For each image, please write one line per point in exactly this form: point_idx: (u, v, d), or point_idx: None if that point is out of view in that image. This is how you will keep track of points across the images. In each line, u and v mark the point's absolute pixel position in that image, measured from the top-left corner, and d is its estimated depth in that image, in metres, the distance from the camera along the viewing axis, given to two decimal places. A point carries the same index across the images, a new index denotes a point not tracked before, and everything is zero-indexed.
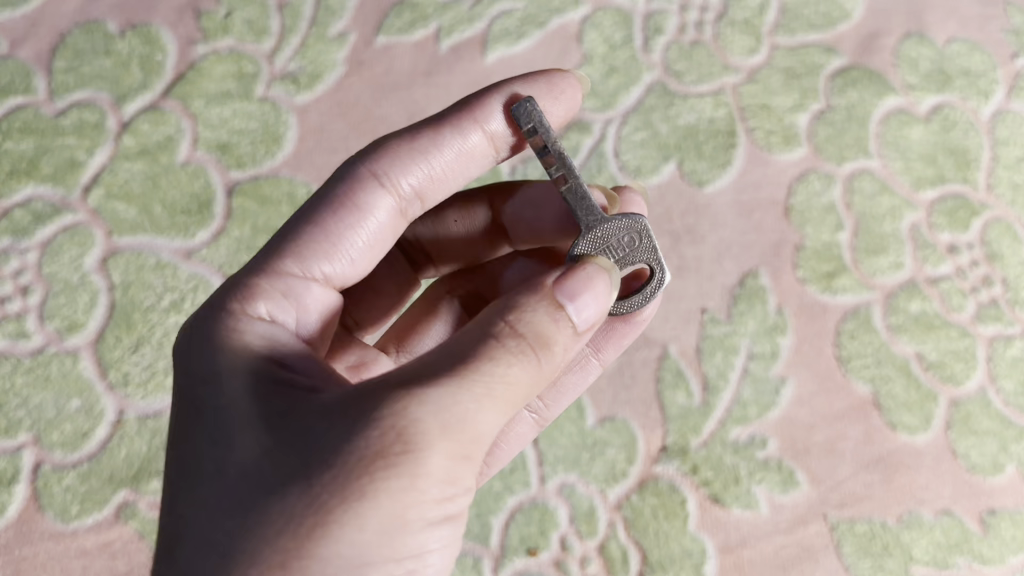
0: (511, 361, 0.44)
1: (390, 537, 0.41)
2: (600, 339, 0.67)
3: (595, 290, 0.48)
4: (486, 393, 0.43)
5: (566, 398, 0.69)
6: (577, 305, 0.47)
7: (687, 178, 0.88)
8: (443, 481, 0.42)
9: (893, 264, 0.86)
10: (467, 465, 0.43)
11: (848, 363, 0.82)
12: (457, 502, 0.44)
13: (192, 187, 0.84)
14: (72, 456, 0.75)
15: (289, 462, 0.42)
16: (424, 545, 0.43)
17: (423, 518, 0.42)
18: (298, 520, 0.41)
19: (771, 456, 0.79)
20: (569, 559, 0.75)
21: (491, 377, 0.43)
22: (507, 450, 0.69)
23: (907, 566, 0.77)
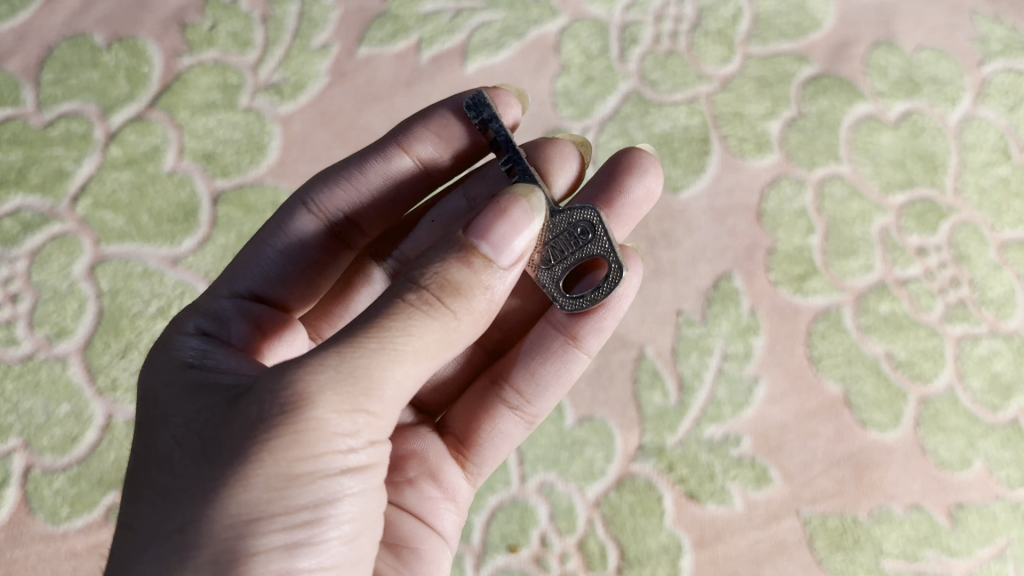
0: (408, 319, 0.46)
1: (285, 493, 0.44)
2: (576, 326, 0.65)
3: (513, 227, 0.49)
4: (379, 351, 0.45)
5: (551, 393, 0.66)
6: (495, 252, 0.49)
7: (662, 185, 0.90)
8: (334, 436, 0.45)
9: (863, 267, 0.89)
10: (365, 417, 0.46)
11: (820, 363, 0.84)
12: (359, 454, 0.47)
13: (178, 196, 0.86)
14: (62, 460, 0.76)
15: (201, 437, 0.47)
16: (328, 498, 0.46)
17: (319, 472, 0.45)
18: (200, 492, 0.45)
19: (744, 453, 0.81)
20: (549, 555, 0.77)
21: (383, 336, 0.46)
22: (497, 448, 0.66)
23: (878, 559, 0.79)
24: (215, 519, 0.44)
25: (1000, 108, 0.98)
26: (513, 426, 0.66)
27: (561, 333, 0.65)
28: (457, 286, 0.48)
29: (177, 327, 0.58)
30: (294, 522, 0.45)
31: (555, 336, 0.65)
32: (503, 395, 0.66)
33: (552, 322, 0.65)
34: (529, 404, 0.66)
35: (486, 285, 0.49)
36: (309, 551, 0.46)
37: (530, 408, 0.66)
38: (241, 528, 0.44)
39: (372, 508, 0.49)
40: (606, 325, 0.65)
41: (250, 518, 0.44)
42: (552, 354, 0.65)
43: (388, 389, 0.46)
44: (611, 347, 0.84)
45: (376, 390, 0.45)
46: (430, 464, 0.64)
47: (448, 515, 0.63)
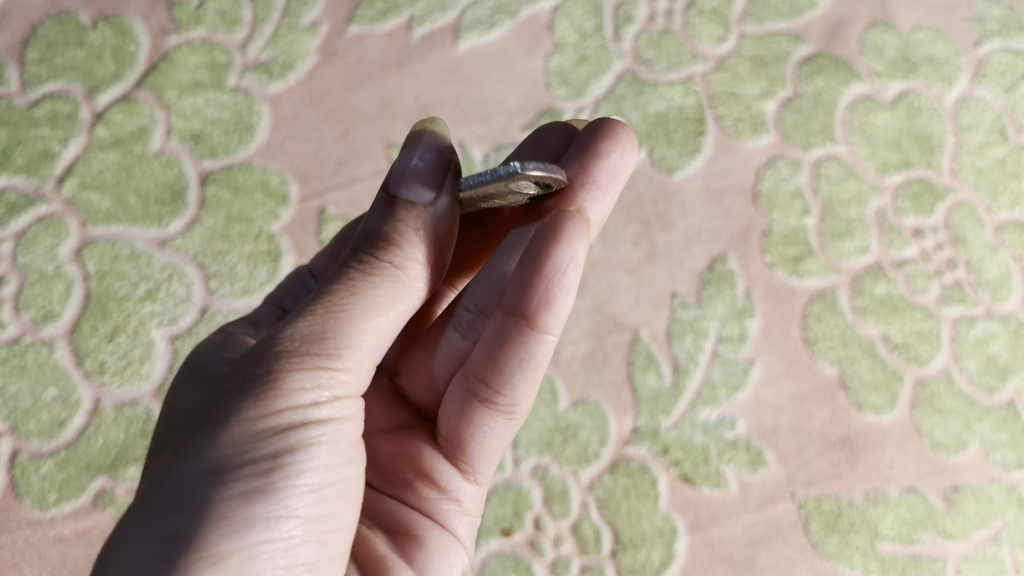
0: (356, 280, 0.48)
1: (249, 442, 0.44)
2: (525, 304, 0.52)
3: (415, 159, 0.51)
4: (329, 313, 0.47)
5: (524, 382, 0.56)
6: (417, 198, 0.50)
7: (657, 165, 0.89)
8: (298, 386, 0.45)
9: (859, 248, 0.88)
10: (326, 371, 0.46)
11: (815, 345, 0.84)
12: (324, 410, 0.46)
13: (166, 177, 0.85)
14: (49, 445, 0.75)
15: (187, 418, 0.48)
16: (295, 452, 0.45)
17: (283, 423, 0.44)
18: (177, 458, 0.45)
19: (740, 436, 0.80)
20: (543, 539, 0.75)
21: (333, 300, 0.47)
22: (487, 447, 0.59)
23: (873, 542, 0.79)
24: (183, 476, 0.43)
25: (997, 88, 0.97)
26: (492, 421, 0.58)
27: (510, 314, 0.54)
28: (390, 241, 0.49)
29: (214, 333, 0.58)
30: (260, 472, 0.44)
31: (507, 321, 0.54)
32: (469, 389, 0.57)
33: (504, 304, 0.54)
34: (500, 396, 0.57)
35: (418, 229, 0.50)
36: (273, 506, 0.44)
37: (502, 399, 0.57)
38: (206, 480, 0.43)
39: (342, 471, 0.47)
40: (562, 287, 0.51)
41: (216, 469, 0.43)
42: (510, 341, 0.54)
43: (349, 346, 0.47)
44: (605, 330, 0.82)
45: (337, 344, 0.46)
46: (424, 467, 0.60)
47: (456, 517, 0.60)
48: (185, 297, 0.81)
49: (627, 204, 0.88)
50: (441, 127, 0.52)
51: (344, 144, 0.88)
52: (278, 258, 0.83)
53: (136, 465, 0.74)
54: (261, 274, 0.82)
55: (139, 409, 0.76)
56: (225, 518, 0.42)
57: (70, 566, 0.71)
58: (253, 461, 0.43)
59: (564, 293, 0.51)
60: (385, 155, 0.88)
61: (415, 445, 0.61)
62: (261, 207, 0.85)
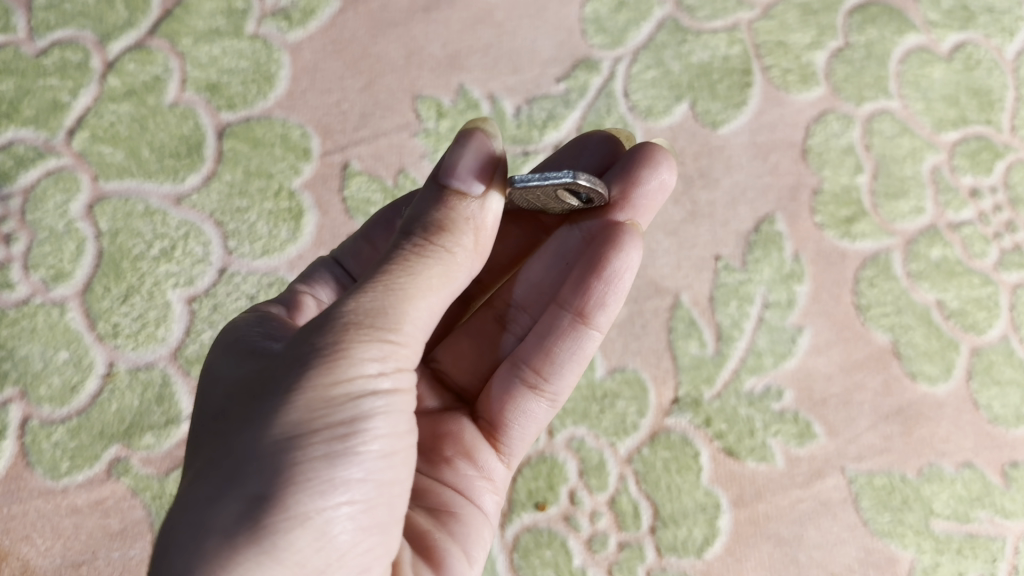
0: (408, 261, 0.44)
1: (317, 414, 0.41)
2: (580, 301, 0.57)
3: (471, 148, 0.47)
4: (386, 290, 0.44)
5: (569, 371, 0.58)
6: (465, 187, 0.46)
7: (700, 119, 0.84)
8: (362, 359, 0.42)
9: (914, 209, 0.83)
10: (389, 345, 0.43)
11: (868, 312, 0.79)
12: (387, 380, 0.43)
13: (181, 130, 0.81)
14: (60, 412, 0.71)
15: (239, 394, 0.45)
16: (363, 423, 0.42)
17: (353, 392, 0.42)
18: (244, 427, 0.42)
19: (787, 408, 0.75)
20: (579, 513, 0.71)
21: (392, 276, 0.44)
22: (524, 429, 0.59)
23: (927, 520, 0.74)
24: (252, 446, 0.41)
25: None
26: (535, 406, 0.58)
27: (568, 311, 0.57)
28: (439, 227, 0.46)
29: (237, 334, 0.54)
30: (332, 440, 0.41)
31: (563, 316, 0.57)
32: (515, 375, 0.58)
33: (560, 303, 0.58)
34: (546, 383, 0.58)
35: (468, 217, 0.46)
36: (350, 470, 0.42)
37: (550, 386, 0.58)
38: (280, 450, 0.40)
39: (407, 436, 0.45)
40: (616, 291, 0.57)
41: (288, 438, 0.41)
42: (562, 332, 0.57)
43: (409, 321, 0.44)
44: (644, 294, 0.78)
45: (395, 321, 0.43)
46: (465, 444, 0.57)
47: (484, 492, 0.57)
48: (202, 257, 0.77)
49: None
50: (493, 128, 0.48)
51: (368, 95, 0.83)
52: (300, 215, 0.79)
53: (151, 433, 0.71)
54: (282, 233, 0.78)
55: (154, 373, 0.73)
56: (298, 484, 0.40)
57: (83, 539, 0.68)
58: (324, 430, 0.41)
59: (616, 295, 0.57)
60: (411, 107, 0.83)
61: (455, 422, 0.58)
62: (281, 161, 0.80)
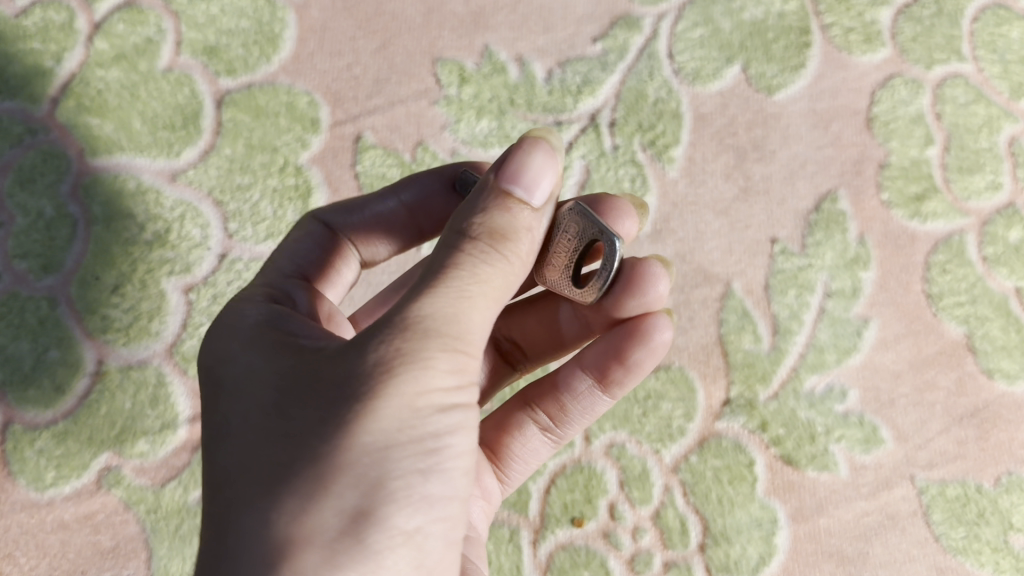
0: (475, 265, 0.40)
1: (396, 430, 0.38)
2: (601, 368, 0.55)
3: (537, 158, 0.42)
4: (459, 296, 0.39)
5: (580, 423, 0.57)
6: (527, 194, 0.42)
7: (754, 83, 0.76)
8: (441, 368, 0.38)
9: (990, 185, 0.73)
10: (465, 355, 0.39)
11: (939, 302, 0.70)
12: (462, 392, 0.40)
13: (176, 98, 0.73)
14: (46, 415, 0.65)
15: (289, 392, 0.39)
16: (445, 433, 0.39)
17: (436, 403, 0.39)
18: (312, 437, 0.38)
19: (851, 410, 0.67)
20: (619, 530, 0.64)
21: (461, 280, 0.39)
22: (525, 465, 0.58)
23: (1005, 536, 0.65)
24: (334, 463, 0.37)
25: None
26: (538, 443, 0.57)
27: (587, 376, 0.56)
28: (501, 233, 0.41)
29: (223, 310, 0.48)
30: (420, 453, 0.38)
31: (581, 377, 0.56)
32: (529, 416, 0.57)
33: (580, 362, 0.56)
34: (556, 428, 0.57)
35: (527, 227, 0.42)
36: (439, 480, 0.39)
37: (559, 430, 0.57)
38: (349, 467, 0.37)
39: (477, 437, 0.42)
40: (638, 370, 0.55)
41: (366, 457, 0.37)
42: (575, 393, 0.56)
43: (479, 328, 0.40)
44: (692, 283, 0.70)
45: (471, 332, 0.39)
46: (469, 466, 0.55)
47: (477, 510, 0.55)
48: (200, 241, 0.69)
49: (718, 130, 0.74)
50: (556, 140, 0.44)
51: (382, 58, 0.75)
52: (308, 193, 0.71)
53: (145, 439, 0.64)
54: (288, 214, 0.70)
55: (148, 372, 0.66)
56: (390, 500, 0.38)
57: (72, 557, 0.62)
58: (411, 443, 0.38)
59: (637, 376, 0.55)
60: (431, 71, 0.75)
61: None
62: (287, 133, 0.72)
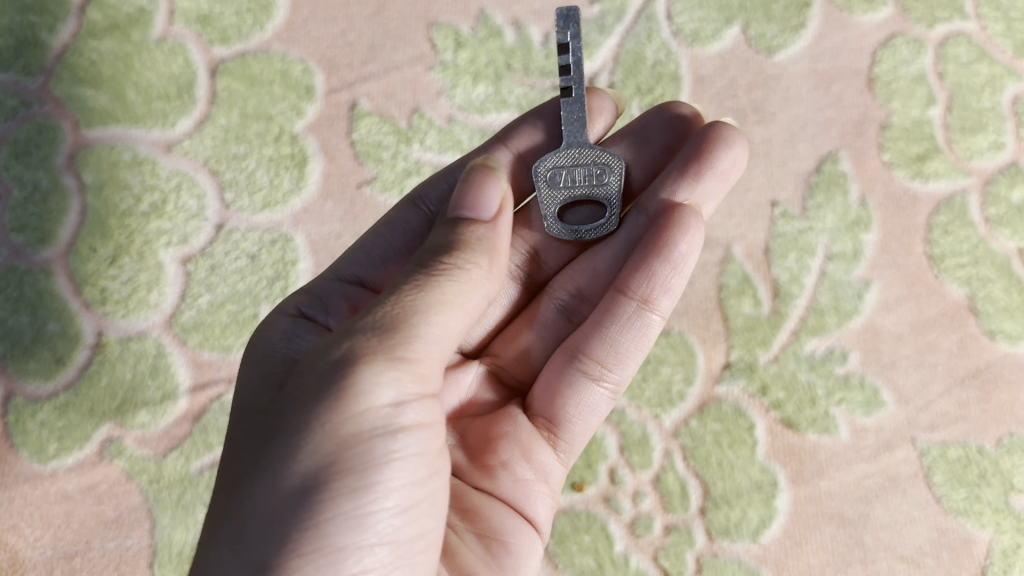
0: (423, 275, 0.41)
1: (338, 454, 0.37)
2: (644, 284, 0.49)
3: (486, 185, 0.44)
4: (401, 303, 0.39)
5: (631, 362, 0.50)
6: (475, 213, 0.44)
7: (754, 45, 0.75)
8: (374, 393, 0.37)
9: (994, 145, 0.72)
10: (403, 367, 0.38)
11: (941, 264, 0.69)
12: (407, 412, 0.38)
13: (170, 68, 0.72)
14: (47, 388, 0.65)
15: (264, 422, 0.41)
16: (377, 461, 0.37)
17: (361, 430, 0.37)
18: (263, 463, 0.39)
19: (852, 372, 0.67)
20: (620, 494, 0.65)
21: (403, 290, 0.40)
22: (584, 423, 0.51)
23: (1007, 497, 0.65)
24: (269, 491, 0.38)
25: None
26: (585, 395, 0.50)
27: (633, 300, 0.49)
28: (455, 247, 0.42)
29: (278, 308, 0.50)
30: (350, 485, 0.37)
31: (625, 303, 0.49)
32: (575, 369, 0.50)
33: (622, 288, 0.49)
34: (610, 373, 0.50)
35: (481, 239, 0.43)
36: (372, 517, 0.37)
37: (611, 379, 0.50)
38: (290, 506, 0.37)
39: (433, 484, 0.39)
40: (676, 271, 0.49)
41: (300, 486, 0.37)
42: (621, 324, 0.49)
43: (424, 341, 0.39)
44: None
45: (409, 346, 0.38)
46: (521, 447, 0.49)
47: (541, 498, 0.49)
48: (197, 212, 0.69)
49: (718, 92, 0.74)
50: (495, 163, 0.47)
51: (377, 24, 0.74)
52: (304, 162, 0.70)
53: (146, 410, 0.64)
54: (284, 182, 0.70)
55: (148, 343, 0.66)
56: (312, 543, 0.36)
57: (75, 527, 0.62)
58: (341, 472, 0.37)
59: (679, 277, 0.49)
60: (426, 37, 0.74)
61: (509, 421, 0.50)
62: (282, 101, 0.72)
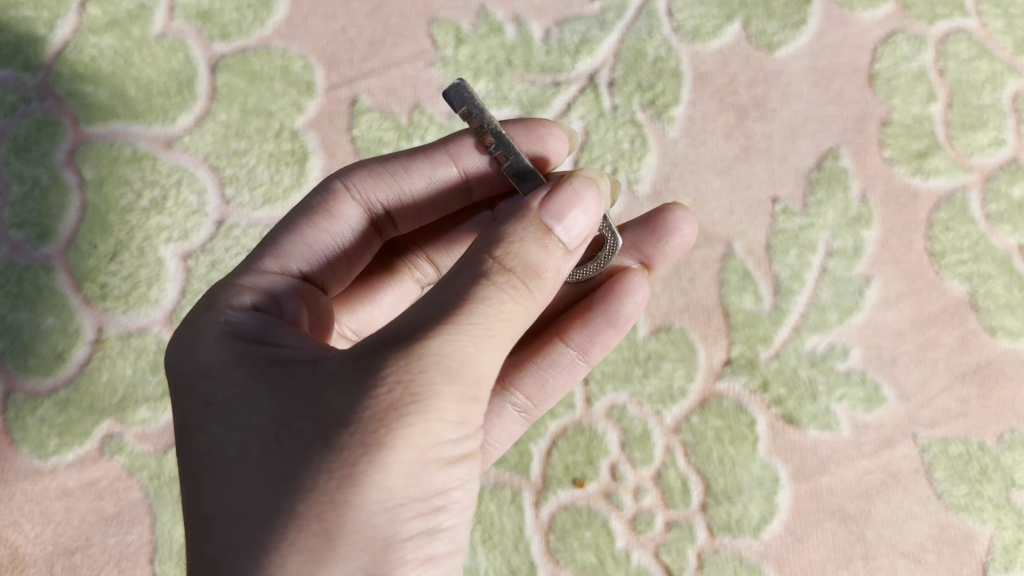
0: (506, 301, 0.40)
1: (418, 478, 0.39)
2: (587, 341, 0.58)
3: (580, 210, 0.43)
4: (483, 334, 0.39)
5: (555, 398, 0.60)
6: (564, 237, 0.42)
7: (755, 41, 0.75)
8: (454, 422, 0.39)
9: (994, 141, 0.72)
10: (479, 400, 0.40)
11: (942, 260, 0.69)
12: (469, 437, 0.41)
13: (170, 64, 0.72)
14: (47, 383, 0.65)
15: (292, 429, 0.39)
16: (444, 483, 0.40)
17: (437, 454, 0.39)
18: (323, 476, 0.38)
19: (853, 368, 0.67)
20: (621, 490, 0.65)
21: (484, 316, 0.40)
22: (497, 446, 0.59)
23: (1008, 493, 0.65)
24: (340, 510, 0.38)
25: None
26: (510, 418, 0.58)
27: (572, 349, 0.58)
28: (537, 271, 0.42)
29: (225, 296, 0.47)
30: (421, 506, 0.39)
31: (564, 350, 0.58)
32: (508, 398, 0.58)
33: (562, 335, 0.58)
34: (534, 406, 0.59)
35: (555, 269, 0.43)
36: (434, 533, 0.40)
37: (535, 410, 0.59)
38: (371, 522, 0.38)
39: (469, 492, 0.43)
40: (612, 335, 0.59)
41: (383, 505, 0.38)
42: (560, 367, 0.59)
43: (494, 371, 0.41)
44: (692, 243, 0.70)
45: (485, 378, 0.40)
46: None
47: None
48: (197, 208, 0.69)
49: (718, 88, 0.74)
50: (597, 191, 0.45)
51: (378, 21, 0.74)
52: (304, 158, 0.70)
53: (147, 406, 0.64)
54: (285, 178, 0.70)
55: (148, 339, 0.66)
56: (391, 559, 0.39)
57: (75, 524, 0.62)
58: (416, 494, 0.39)
59: (614, 339, 0.59)
60: (427, 33, 0.74)
61: None
62: (282, 97, 0.72)
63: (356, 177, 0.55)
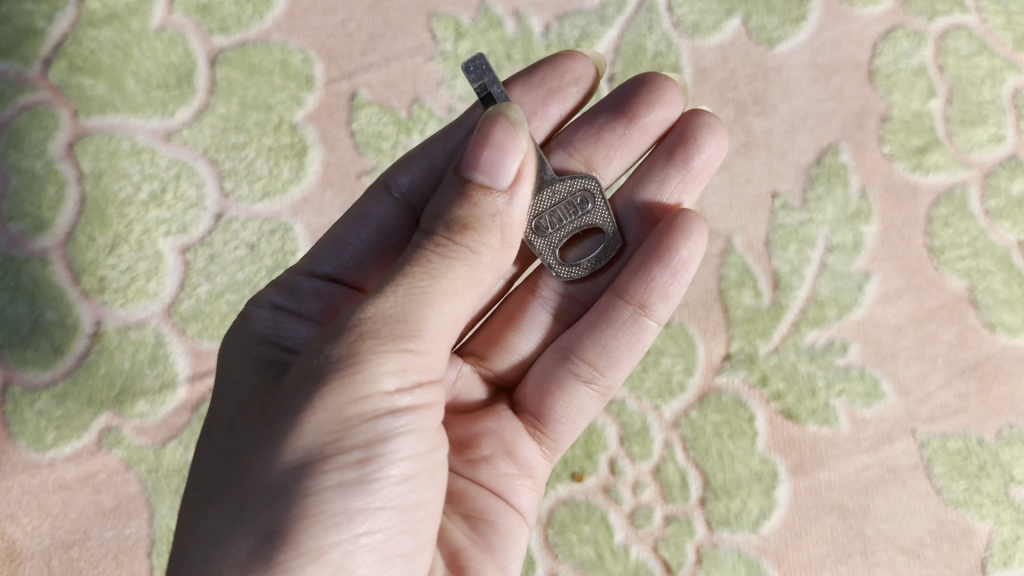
0: (431, 262, 0.41)
1: (342, 433, 0.38)
2: (643, 291, 0.53)
3: (498, 146, 0.42)
4: (408, 292, 0.40)
5: (624, 361, 0.54)
6: (489, 181, 0.42)
7: (754, 37, 0.75)
8: (378, 378, 0.39)
9: (993, 137, 0.72)
10: (410, 356, 0.40)
11: (941, 256, 0.69)
12: (408, 396, 0.40)
13: (169, 57, 0.72)
14: (45, 376, 0.65)
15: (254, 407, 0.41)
16: (377, 441, 0.39)
17: (365, 412, 0.39)
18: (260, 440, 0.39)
19: (852, 364, 0.67)
20: (620, 485, 0.65)
21: (410, 280, 0.41)
22: (573, 423, 0.55)
23: (1007, 489, 0.65)
24: (267, 467, 0.39)
25: None
26: (580, 394, 0.54)
27: (630, 305, 0.53)
28: (463, 224, 0.42)
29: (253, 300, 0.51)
30: (349, 463, 0.39)
31: (622, 307, 0.53)
32: (572, 368, 0.54)
33: (621, 293, 0.53)
34: (601, 374, 0.54)
35: (493, 214, 0.43)
36: (369, 493, 0.39)
37: (604, 378, 0.54)
38: (291, 479, 0.38)
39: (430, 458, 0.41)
40: (671, 283, 0.53)
41: (303, 460, 0.38)
42: (618, 326, 0.53)
43: (430, 327, 0.40)
44: None
45: (414, 334, 0.40)
46: (507, 443, 0.52)
47: (524, 492, 0.52)
48: (196, 201, 0.69)
49: (718, 84, 0.74)
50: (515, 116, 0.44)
51: (377, 15, 0.74)
52: (303, 152, 0.70)
53: (145, 399, 0.64)
54: (284, 172, 0.70)
55: (146, 332, 0.66)
56: (316, 516, 0.38)
57: (73, 517, 0.62)
58: (341, 451, 0.38)
59: (673, 286, 0.53)
60: (426, 27, 0.74)
61: (495, 418, 0.53)
62: (281, 91, 0.71)
63: (397, 176, 0.54)
